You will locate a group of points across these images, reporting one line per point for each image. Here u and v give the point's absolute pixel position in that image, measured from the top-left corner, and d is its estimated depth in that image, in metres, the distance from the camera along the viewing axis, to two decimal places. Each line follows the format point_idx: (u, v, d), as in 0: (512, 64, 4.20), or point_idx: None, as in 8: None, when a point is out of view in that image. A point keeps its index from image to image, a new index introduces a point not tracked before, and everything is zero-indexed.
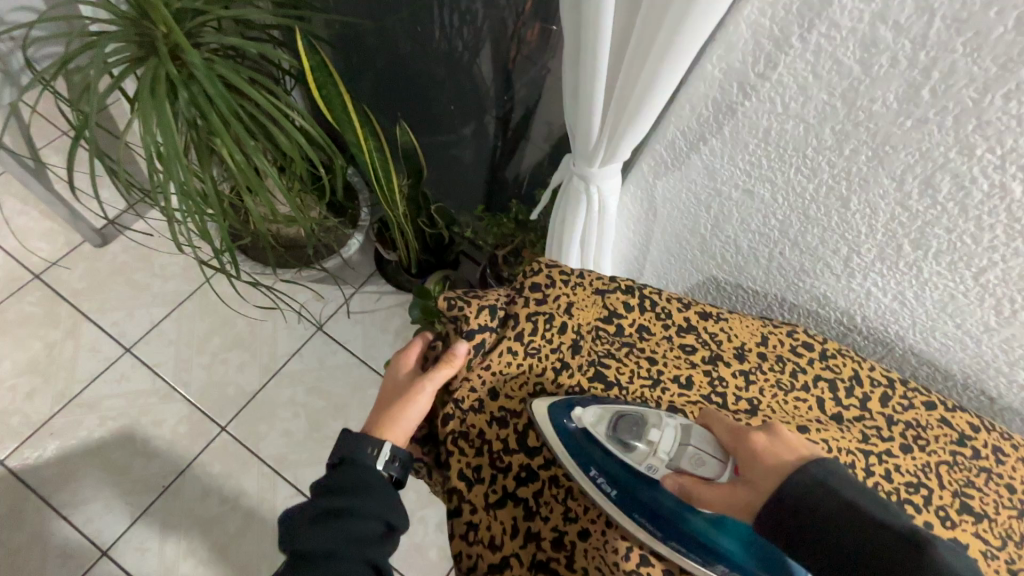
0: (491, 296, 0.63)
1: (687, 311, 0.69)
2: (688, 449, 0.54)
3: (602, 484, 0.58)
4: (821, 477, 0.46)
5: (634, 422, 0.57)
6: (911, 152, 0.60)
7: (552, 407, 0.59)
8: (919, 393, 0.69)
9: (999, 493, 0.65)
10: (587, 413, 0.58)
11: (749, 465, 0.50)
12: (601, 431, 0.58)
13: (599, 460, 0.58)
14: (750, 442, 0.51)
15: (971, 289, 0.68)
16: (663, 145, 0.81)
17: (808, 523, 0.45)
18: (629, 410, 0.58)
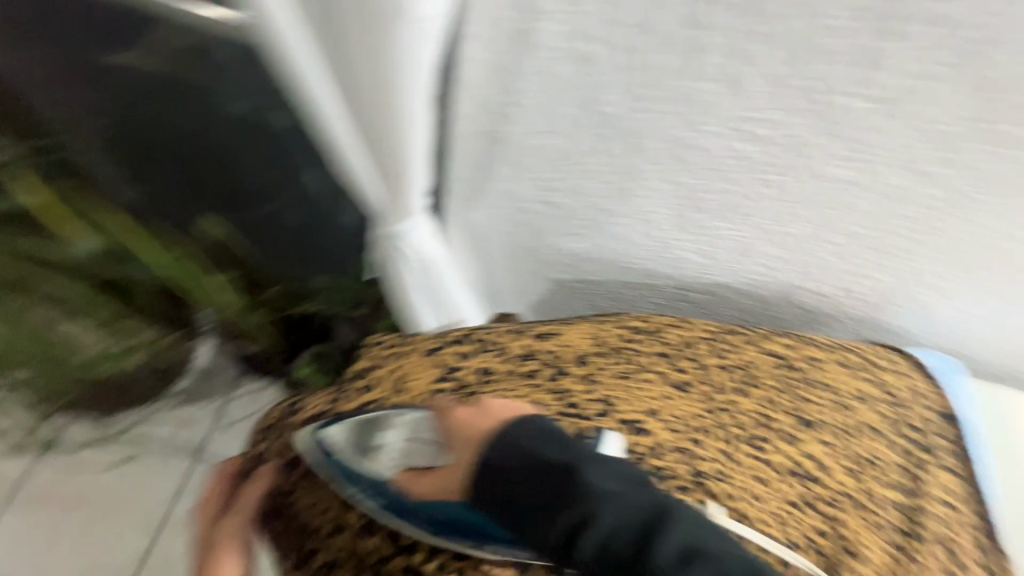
0: (314, 405, 0.64)
1: (521, 339, 0.70)
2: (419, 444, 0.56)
3: (364, 499, 0.56)
4: (522, 434, 0.49)
5: (370, 432, 0.59)
6: (656, 138, 0.65)
7: (313, 440, 0.59)
8: (737, 334, 0.77)
9: (825, 397, 0.74)
10: (337, 436, 0.58)
11: (455, 441, 0.53)
12: (348, 449, 0.58)
13: (354, 479, 0.57)
14: (455, 420, 0.53)
15: (750, 232, 0.76)
16: (456, 180, 0.80)
17: (506, 482, 0.48)
18: (368, 421, 0.59)
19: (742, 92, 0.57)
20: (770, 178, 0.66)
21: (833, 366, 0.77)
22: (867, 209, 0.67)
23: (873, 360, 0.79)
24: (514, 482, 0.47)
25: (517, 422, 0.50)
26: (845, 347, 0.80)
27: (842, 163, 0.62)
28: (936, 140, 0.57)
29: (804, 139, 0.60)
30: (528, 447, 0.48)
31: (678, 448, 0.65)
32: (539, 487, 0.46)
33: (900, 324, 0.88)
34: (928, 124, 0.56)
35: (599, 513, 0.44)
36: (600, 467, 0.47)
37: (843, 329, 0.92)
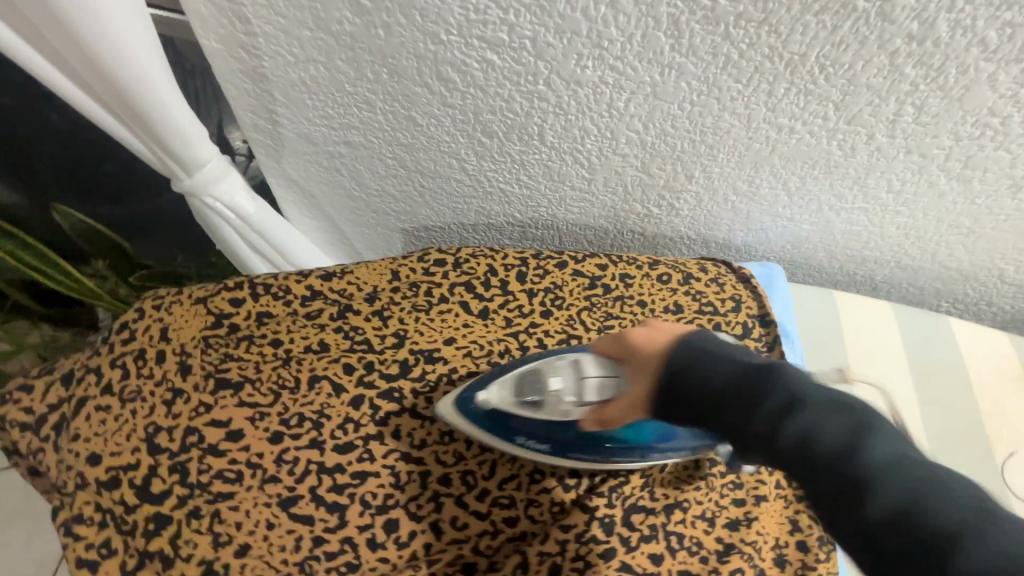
0: (66, 363, 0.59)
1: (308, 279, 0.67)
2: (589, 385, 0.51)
3: (534, 444, 0.59)
4: (701, 343, 0.44)
5: (535, 380, 0.55)
6: (408, 56, 0.62)
7: (458, 401, 0.60)
8: (551, 258, 0.75)
9: (634, 312, 0.74)
10: (490, 395, 0.58)
11: (637, 367, 0.47)
12: (509, 402, 0.57)
13: (522, 427, 0.59)
14: (631, 340, 0.49)
15: (550, 154, 0.74)
16: (251, 129, 0.77)
17: (690, 387, 0.42)
18: (534, 369, 0.56)
19: None
20: (536, 89, 0.64)
21: (648, 282, 0.76)
22: (643, 114, 0.65)
23: (692, 273, 0.78)
24: (687, 381, 0.42)
25: (690, 340, 0.44)
26: (665, 261, 0.78)
27: (595, 65, 0.59)
28: (669, 28, 0.54)
29: (545, 41, 0.57)
30: (714, 364, 0.41)
31: (472, 373, 0.66)
32: (711, 374, 0.41)
33: (734, 239, 0.87)
34: (650, 6, 0.52)
35: (800, 403, 0.35)
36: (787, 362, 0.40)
37: (684, 249, 0.92)
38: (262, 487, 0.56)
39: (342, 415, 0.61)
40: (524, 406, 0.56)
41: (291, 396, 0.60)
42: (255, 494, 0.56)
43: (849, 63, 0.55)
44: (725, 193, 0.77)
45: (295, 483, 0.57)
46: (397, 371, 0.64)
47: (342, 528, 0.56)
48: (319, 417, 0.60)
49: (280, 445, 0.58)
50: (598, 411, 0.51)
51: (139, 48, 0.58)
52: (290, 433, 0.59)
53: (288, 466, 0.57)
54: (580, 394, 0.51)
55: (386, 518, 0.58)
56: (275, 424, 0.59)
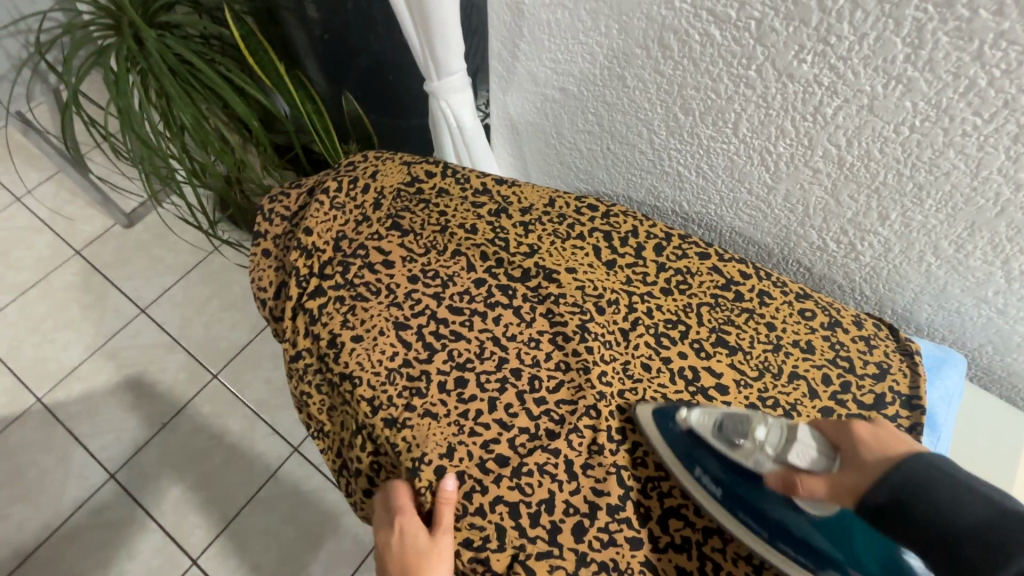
0: (312, 179, 0.79)
1: (484, 178, 0.79)
2: (794, 446, 0.55)
3: (707, 482, 0.61)
4: (933, 460, 0.45)
5: (741, 421, 0.60)
6: (641, 17, 0.68)
7: (658, 411, 0.64)
8: (695, 246, 0.75)
9: (756, 329, 0.70)
10: (695, 416, 0.62)
11: (853, 462, 0.50)
12: (710, 428, 0.61)
13: (704, 462, 0.61)
14: (854, 433, 0.51)
15: (739, 148, 0.74)
16: (496, 58, 0.93)
17: (915, 502, 0.43)
18: (735, 413, 0.61)
19: None
20: (746, 74, 0.65)
21: (785, 308, 0.71)
22: (851, 128, 0.62)
23: (840, 321, 0.70)
24: (916, 504, 0.43)
25: (919, 457, 0.46)
26: (816, 299, 0.72)
27: (815, 61, 0.59)
28: (912, 34, 0.51)
29: (771, 25, 0.59)
30: (930, 500, 0.42)
31: (576, 305, 0.71)
32: (943, 500, 0.42)
33: (917, 313, 0.76)
34: (896, 6, 0.50)
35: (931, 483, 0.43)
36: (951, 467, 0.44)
37: (850, 303, 0.83)
38: (388, 306, 0.70)
39: (462, 285, 0.72)
40: (722, 443, 0.60)
41: (435, 255, 0.73)
42: (381, 308, 0.70)
43: None
44: (922, 251, 0.68)
45: (410, 315, 0.70)
46: (518, 275, 0.72)
47: (427, 362, 0.68)
48: (447, 279, 0.72)
49: (413, 284, 0.71)
50: (790, 475, 0.55)
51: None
52: (423, 281, 0.72)
53: (412, 301, 0.71)
54: (786, 447, 0.56)
55: (458, 375, 0.67)
56: (416, 268, 0.72)
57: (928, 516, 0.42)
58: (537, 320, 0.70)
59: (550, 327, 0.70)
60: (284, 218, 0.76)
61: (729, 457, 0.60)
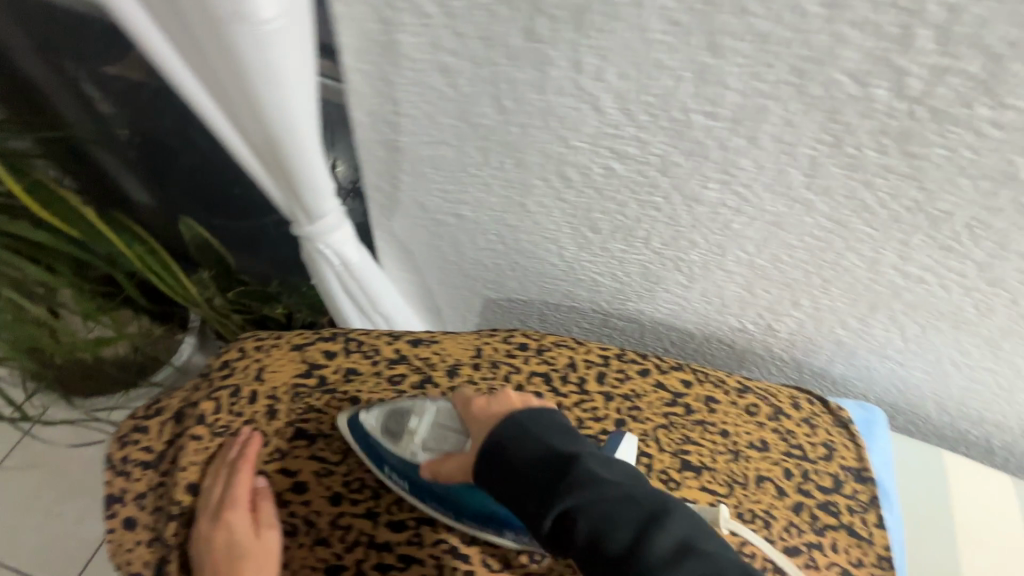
0: (173, 400, 0.62)
1: (397, 342, 0.69)
2: (441, 433, 0.58)
3: (394, 478, 0.59)
4: (525, 419, 0.51)
5: (400, 416, 0.60)
6: (536, 153, 0.64)
7: (352, 418, 0.61)
8: (635, 363, 0.73)
9: (714, 441, 0.70)
10: (371, 419, 0.60)
11: (476, 424, 0.53)
12: (379, 430, 0.60)
13: (391, 460, 0.59)
14: (477, 407, 0.55)
15: (652, 257, 0.74)
16: (374, 190, 0.83)
17: (514, 459, 0.49)
18: (399, 405, 0.61)
19: (600, 110, 0.56)
20: (652, 199, 0.64)
21: (733, 409, 0.72)
22: (758, 239, 0.64)
23: (781, 407, 0.73)
24: (520, 462, 0.48)
25: (515, 416, 0.51)
26: (755, 389, 0.74)
27: (718, 188, 0.59)
28: (807, 167, 0.53)
29: (673, 160, 0.58)
30: (527, 446, 0.49)
31: None
32: (534, 449, 0.49)
33: (833, 370, 0.82)
34: (790, 146, 0.52)
35: (576, 459, 0.48)
36: (531, 421, 0.51)
37: (772, 368, 0.87)
38: (314, 548, 0.58)
39: (400, 490, 0.60)
40: (390, 444, 0.59)
41: (357, 458, 0.61)
42: (305, 553, 0.58)
43: (1003, 229, 0.51)
44: (833, 325, 0.73)
45: (343, 552, 0.58)
46: None
47: None
48: (378, 487, 0.60)
49: (339, 508, 0.59)
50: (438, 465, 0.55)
51: (305, 113, 0.62)
52: (350, 498, 0.59)
53: (341, 531, 0.58)
54: (437, 439, 0.58)
55: None
56: (337, 484, 0.60)
57: (530, 462, 0.48)
58: None
59: None
60: (153, 475, 0.58)
61: (390, 452, 0.59)
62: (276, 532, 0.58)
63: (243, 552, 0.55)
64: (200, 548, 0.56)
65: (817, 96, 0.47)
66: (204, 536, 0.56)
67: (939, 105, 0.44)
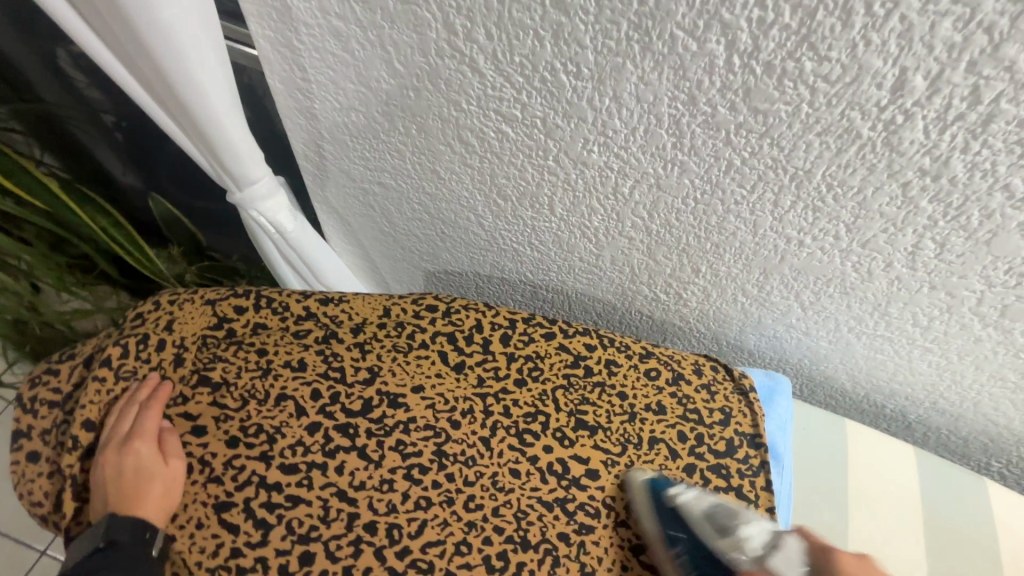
0: (86, 346, 0.65)
1: (307, 299, 0.71)
2: (775, 547, 0.56)
3: (680, 554, 0.62)
4: None
5: (730, 514, 0.62)
6: (434, 118, 0.67)
7: (654, 479, 0.66)
8: (541, 326, 0.75)
9: (611, 402, 0.72)
10: (687, 496, 0.64)
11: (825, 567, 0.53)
12: (702, 511, 0.63)
13: (685, 540, 0.63)
14: (835, 555, 0.53)
15: (560, 225, 0.76)
16: (303, 160, 0.86)
17: None
18: (725, 505, 0.63)
19: (479, 72, 0.58)
20: (546, 163, 0.66)
21: (633, 373, 0.73)
22: (648, 203, 0.66)
23: (683, 373, 0.74)
24: None
25: None
26: (659, 355, 0.75)
27: (600, 151, 0.61)
28: (672, 127, 0.55)
29: (554, 122, 0.60)
30: None
31: (429, 427, 0.67)
32: None
33: (747, 343, 0.83)
34: (652, 106, 0.54)
35: None
36: None
37: (693, 341, 0.89)
38: (205, 485, 0.62)
39: (295, 436, 0.64)
40: (712, 535, 0.61)
41: (256, 406, 0.64)
42: (197, 490, 0.62)
43: (858, 188, 0.53)
44: (735, 294, 0.74)
45: (232, 489, 0.62)
46: (358, 408, 0.66)
47: (262, 546, 0.60)
48: (274, 433, 0.63)
49: (234, 451, 0.63)
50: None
51: (209, 74, 0.64)
52: (245, 441, 0.63)
53: (233, 471, 0.62)
54: (766, 550, 0.56)
55: (303, 550, 0.60)
56: (234, 428, 0.63)
57: None
58: (387, 456, 0.65)
59: (404, 459, 0.65)
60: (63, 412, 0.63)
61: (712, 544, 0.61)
62: (182, 460, 0.62)
63: (149, 474, 0.58)
64: (103, 475, 0.59)
65: (662, 53, 0.49)
66: (108, 463, 0.59)
67: (770, 59, 0.45)
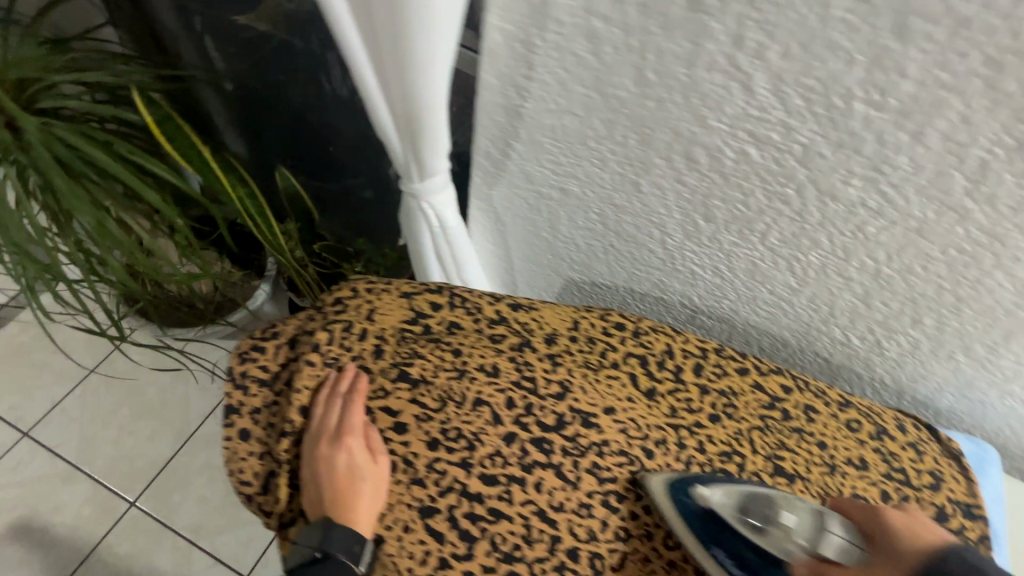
0: (288, 326, 0.64)
1: (498, 305, 0.71)
2: (830, 532, 0.52)
3: (726, 562, 0.59)
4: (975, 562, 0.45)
5: (767, 505, 0.57)
6: (665, 131, 0.63)
7: (674, 480, 0.62)
8: (732, 360, 0.71)
9: (809, 451, 0.67)
10: (718, 497, 0.60)
11: (890, 543, 0.50)
12: (732, 510, 0.59)
13: (722, 538, 0.60)
14: (887, 519, 0.51)
15: (764, 254, 0.71)
16: (482, 154, 0.84)
17: None
18: (759, 492, 0.59)
19: (751, 89, 0.54)
20: (782, 191, 0.62)
21: (832, 421, 0.69)
22: (893, 245, 0.60)
23: (886, 428, 0.69)
24: None
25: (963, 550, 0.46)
26: (857, 405, 0.71)
27: (862, 185, 0.56)
28: (975, 171, 0.50)
29: (818, 151, 0.56)
30: None
31: (622, 453, 0.64)
32: None
33: (939, 400, 0.77)
34: (960, 146, 0.49)
35: None
36: (984, 561, 0.44)
37: (868, 390, 0.83)
38: (410, 487, 0.60)
39: (493, 446, 0.62)
40: (749, 529, 0.57)
41: (454, 409, 0.62)
42: (401, 491, 0.61)
43: None
44: (953, 351, 0.68)
45: (436, 495, 0.60)
46: (552, 424, 0.63)
47: (467, 559, 0.59)
48: (472, 440, 0.61)
49: (435, 454, 0.61)
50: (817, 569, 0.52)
51: (440, 47, 0.60)
52: (445, 445, 0.61)
53: (435, 475, 0.60)
54: (818, 543, 0.52)
55: (508, 567, 0.59)
56: (434, 430, 0.62)
57: None
58: (584, 479, 0.62)
59: (601, 485, 0.62)
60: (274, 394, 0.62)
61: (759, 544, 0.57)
62: (388, 458, 0.61)
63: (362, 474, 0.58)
64: (316, 467, 0.59)
65: (1008, 92, 0.44)
66: (319, 456, 0.59)
67: None
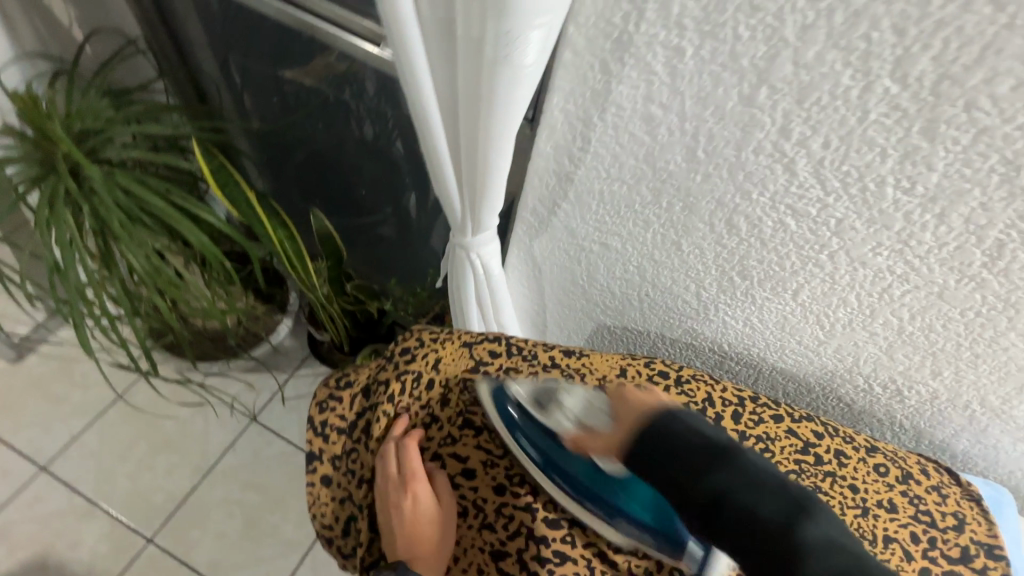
0: (362, 379, 0.71)
1: (551, 351, 0.75)
2: (591, 408, 0.57)
3: (529, 450, 0.64)
4: (675, 413, 0.49)
5: (552, 393, 0.63)
6: (710, 201, 0.70)
7: (496, 387, 0.67)
8: (768, 408, 0.77)
9: (843, 494, 0.72)
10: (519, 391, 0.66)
11: (622, 408, 0.53)
12: (531, 400, 0.65)
13: (527, 431, 0.65)
14: (626, 391, 0.55)
15: (794, 309, 0.78)
16: (529, 212, 0.91)
17: (662, 439, 0.48)
18: (550, 385, 0.65)
19: (793, 171, 0.61)
20: (817, 256, 0.69)
21: (862, 466, 0.74)
22: (917, 306, 0.67)
23: (912, 472, 0.75)
24: (675, 431, 0.48)
25: (667, 406, 0.50)
26: (883, 450, 0.76)
27: (890, 255, 0.63)
28: (992, 249, 0.57)
29: (851, 224, 0.63)
30: (680, 430, 0.47)
31: None
32: (682, 440, 0.47)
33: (955, 445, 0.83)
34: (979, 228, 0.56)
35: (729, 464, 0.45)
36: (681, 415, 0.49)
37: (887, 433, 0.89)
38: (481, 530, 0.66)
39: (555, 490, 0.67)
40: (541, 414, 0.63)
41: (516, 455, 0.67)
42: (473, 534, 0.66)
43: None
44: (969, 400, 0.75)
45: (506, 539, 0.65)
46: None
47: None
48: (536, 484, 0.67)
49: (503, 500, 0.66)
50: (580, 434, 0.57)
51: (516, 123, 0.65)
52: (511, 490, 0.66)
53: (504, 519, 0.65)
54: (586, 412, 0.58)
55: None
56: (500, 475, 0.67)
57: (687, 438, 0.47)
58: None
59: None
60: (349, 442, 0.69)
61: (543, 423, 0.63)
62: (453, 501, 0.67)
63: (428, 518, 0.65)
64: (387, 509, 0.66)
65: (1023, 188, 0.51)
66: (389, 500, 0.65)
67: None
